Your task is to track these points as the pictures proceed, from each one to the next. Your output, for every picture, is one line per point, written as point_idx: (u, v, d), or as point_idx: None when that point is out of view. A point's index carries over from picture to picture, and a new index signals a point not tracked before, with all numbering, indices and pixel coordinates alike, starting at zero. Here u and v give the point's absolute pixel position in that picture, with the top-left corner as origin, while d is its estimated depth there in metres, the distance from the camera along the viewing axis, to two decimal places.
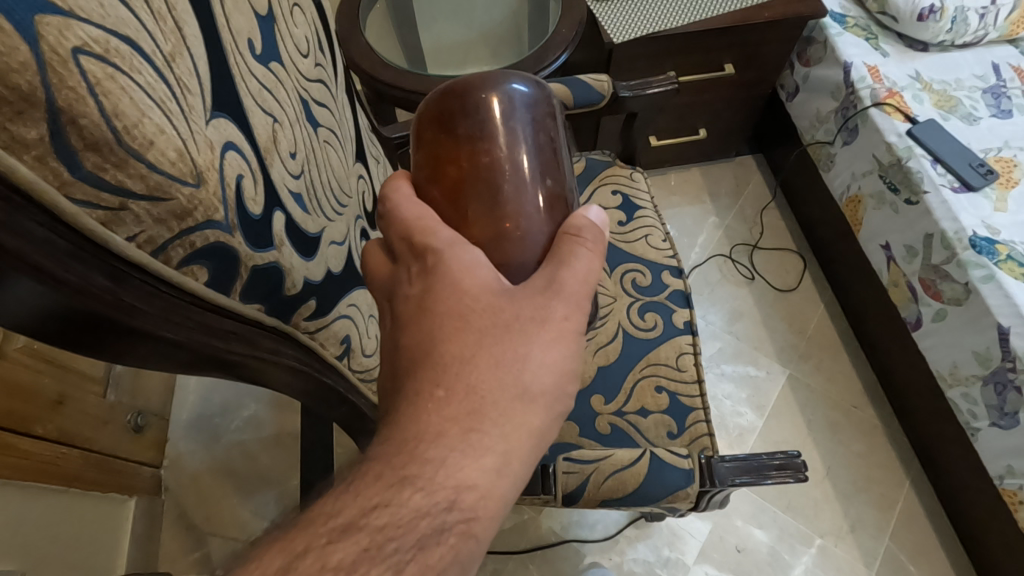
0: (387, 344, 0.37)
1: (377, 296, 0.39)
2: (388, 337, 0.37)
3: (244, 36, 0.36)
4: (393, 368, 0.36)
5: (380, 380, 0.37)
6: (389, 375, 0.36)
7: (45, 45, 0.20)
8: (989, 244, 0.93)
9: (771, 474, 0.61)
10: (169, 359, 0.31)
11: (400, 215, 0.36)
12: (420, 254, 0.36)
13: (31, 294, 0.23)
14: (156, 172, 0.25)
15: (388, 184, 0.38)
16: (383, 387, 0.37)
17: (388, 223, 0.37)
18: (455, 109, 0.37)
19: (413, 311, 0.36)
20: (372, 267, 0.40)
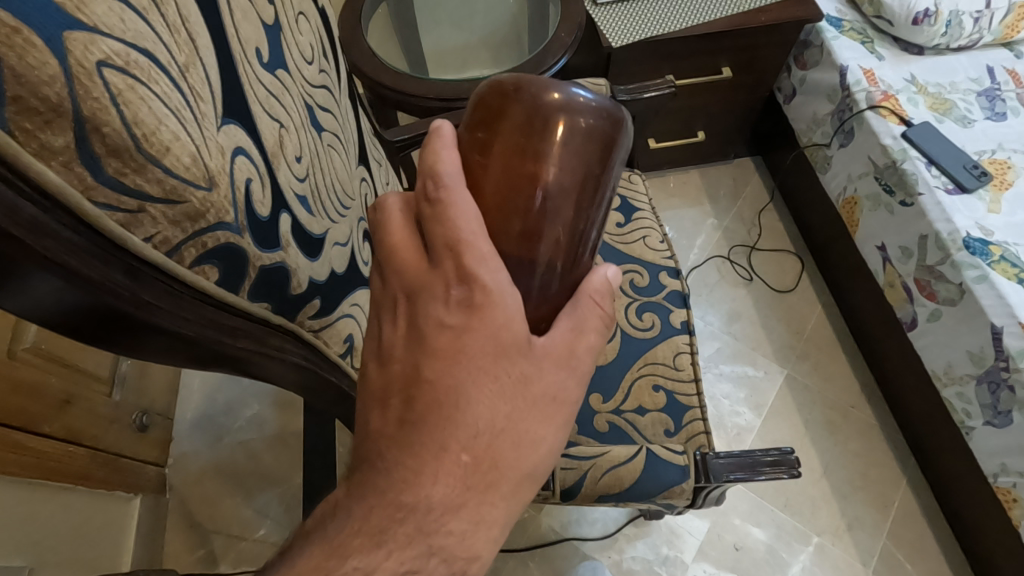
0: (402, 356, 0.33)
1: (389, 285, 0.34)
2: (406, 348, 0.33)
3: (252, 45, 0.38)
4: (409, 395, 0.32)
5: (387, 398, 0.33)
6: (403, 399, 0.33)
7: (72, 59, 0.21)
8: (982, 245, 0.94)
9: (765, 470, 0.63)
10: (180, 353, 0.33)
11: (453, 219, 0.31)
12: (467, 279, 0.31)
13: (55, 290, 0.25)
14: (171, 176, 0.26)
15: (439, 166, 0.32)
16: (391, 404, 0.33)
17: (433, 219, 0.31)
18: (541, 124, 0.32)
19: (447, 344, 0.32)
20: (388, 241, 0.33)
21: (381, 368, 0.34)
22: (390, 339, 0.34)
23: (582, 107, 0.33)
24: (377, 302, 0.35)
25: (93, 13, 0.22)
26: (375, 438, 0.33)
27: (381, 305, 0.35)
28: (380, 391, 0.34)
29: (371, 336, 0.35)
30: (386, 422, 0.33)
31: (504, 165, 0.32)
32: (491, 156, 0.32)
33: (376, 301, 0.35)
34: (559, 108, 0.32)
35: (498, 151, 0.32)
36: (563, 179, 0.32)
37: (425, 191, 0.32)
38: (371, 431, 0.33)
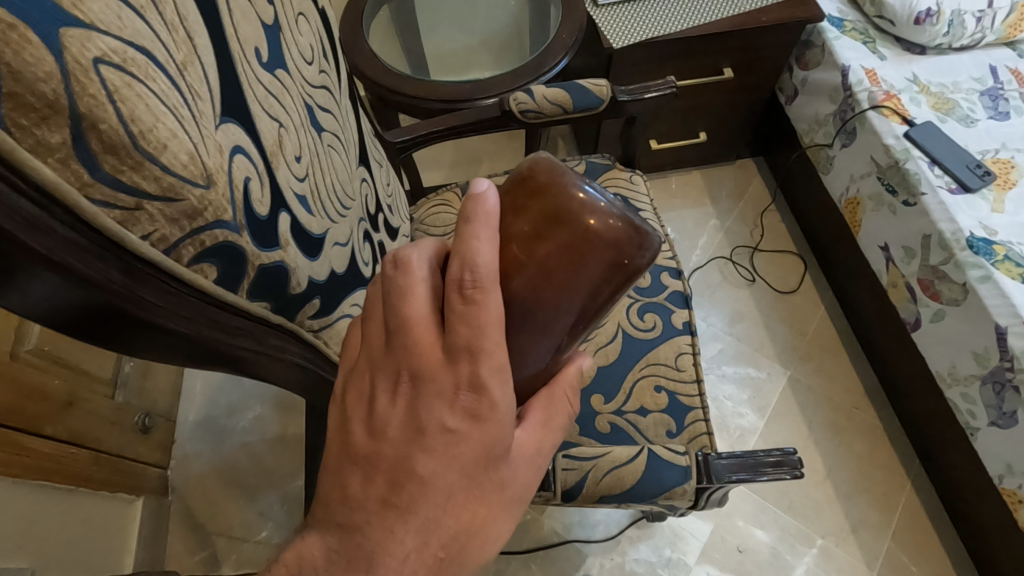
0: (392, 438, 0.32)
1: (391, 354, 0.32)
2: (401, 431, 0.32)
3: (251, 46, 0.38)
4: (398, 481, 0.32)
5: (372, 471, 0.33)
6: (390, 479, 0.32)
7: (68, 56, 0.21)
8: (986, 245, 0.93)
9: (767, 471, 0.62)
10: (178, 353, 0.33)
11: (479, 324, 0.30)
12: (475, 391, 0.31)
13: (52, 287, 0.25)
14: (168, 174, 0.26)
15: (481, 258, 0.30)
16: (375, 481, 0.33)
17: (461, 318, 0.30)
18: (585, 241, 0.30)
19: (442, 447, 0.32)
20: (403, 312, 0.31)
21: (369, 436, 0.33)
22: (382, 408, 0.33)
23: (628, 234, 0.30)
24: (374, 362, 0.34)
25: (89, 11, 0.22)
26: (357, 506, 0.33)
27: (379, 368, 0.33)
28: (366, 462, 0.33)
29: (355, 396, 0.34)
30: (370, 493, 0.32)
31: (534, 267, 0.31)
32: (527, 254, 0.31)
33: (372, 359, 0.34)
34: (604, 225, 0.30)
35: (540, 264, 0.31)
36: (592, 300, 0.31)
37: (461, 283, 0.30)
38: (353, 497, 0.33)
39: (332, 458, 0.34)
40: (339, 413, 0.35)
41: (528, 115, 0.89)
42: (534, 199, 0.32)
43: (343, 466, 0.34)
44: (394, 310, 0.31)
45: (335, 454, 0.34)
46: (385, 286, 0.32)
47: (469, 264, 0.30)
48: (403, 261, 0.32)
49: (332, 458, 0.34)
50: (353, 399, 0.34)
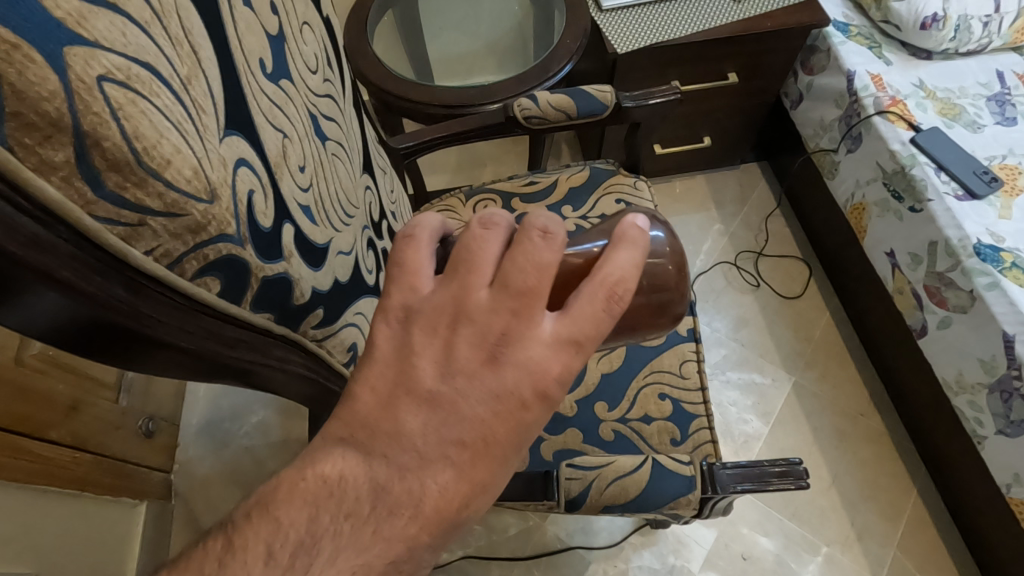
0: (470, 391, 0.28)
1: (498, 311, 0.28)
2: (478, 392, 0.28)
3: (256, 56, 0.38)
4: (461, 439, 0.28)
5: (436, 413, 0.29)
6: (453, 434, 0.28)
7: (72, 74, 0.21)
8: (993, 252, 0.92)
9: (772, 481, 0.62)
10: (181, 366, 0.33)
11: (601, 329, 0.29)
12: (566, 382, 0.29)
13: (55, 304, 0.24)
14: (172, 190, 0.26)
15: (629, 281, 0.30)
16: (436, 428, 0.29)
17: (592, 318, 0.28)
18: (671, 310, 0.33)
19: (515, 423, 0.29)
20: (533, 284, 0.28)
21: (440, 378, 0.29)
22: (463, 356, 0.28)
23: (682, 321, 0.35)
24: (467, 311, 0.28)
25: (94, 28, 0.22)
26: (410, 444, 0.29)
27: (472, 318, 0.28)
28: (428, 409, 0.29)
29: (425, 331, 0.29)
30: (428, 436, 0.29)
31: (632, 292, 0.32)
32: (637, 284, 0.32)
33: (462, 307, 0.29)
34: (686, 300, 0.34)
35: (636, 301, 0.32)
36: (641, 330, 0.33)
37: (609, 290, 0.29)
38: (407, 433, 0.29)
39: (384, 388, 0.30)
40: (395, 338, 0.30)
41: (532, 121, 0.89)
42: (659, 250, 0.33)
43: (398, 398, 0.29)
44: (529, 277, 0.28)
45: (388, 381, 0.30)
46: (524, 246, 0.28)
47: (624, 279, 0.29)
48: (555, 237, 0.28)
49: (383, 387, 0.30)
50: (418, 332, 0.29)
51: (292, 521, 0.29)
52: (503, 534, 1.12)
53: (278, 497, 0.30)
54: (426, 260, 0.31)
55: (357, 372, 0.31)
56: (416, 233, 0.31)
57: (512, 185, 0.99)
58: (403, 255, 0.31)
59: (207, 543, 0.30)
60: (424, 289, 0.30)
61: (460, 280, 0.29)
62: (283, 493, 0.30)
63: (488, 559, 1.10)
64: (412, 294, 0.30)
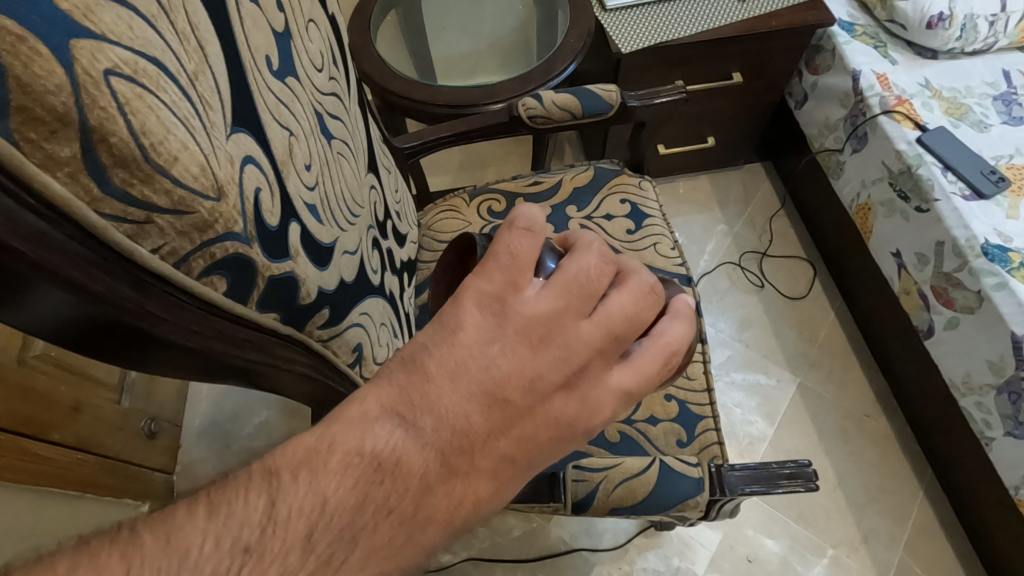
0: (540, 411, 0.31)
1: (590, 344, 0.32)
2: (544, 414, 0.31)
3: (262, 54, 0.37)
4: (514, 454, 0.31)
5: (507, 421, 0.31)
6: (511, 446, 0.31)
7: (78, 68, 0.21)
8: (1001, 252, 0.91)
9: (781, 483, 0.61)
10: (188, 366, 0.32)
11: (649, 382, 0.35)
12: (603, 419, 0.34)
13: (60, 302, 0.24)
14: (179, 187, 0.25)
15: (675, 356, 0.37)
16: (500, 438, 0.30)
17: (648, 372, 0.35)
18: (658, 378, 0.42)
19: (556, 451, 0.33)
20: (625, 333, 0.33)
21: (523, 388, 0.31)
22: (544, 375, 0.31)
23: None
24: (564, 333, 0.32)
25: (100, 21, 0.22)
26: (470, 443, 0.30)
27: (565, 341, 0.32)
28: (498, 418, 0.31)
29: (518, 338, 0.31)
30: (488, 441, 0.30)
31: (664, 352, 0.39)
32: None
33: (561, 329, 0.32)
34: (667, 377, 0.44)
35: None
36: None
37: (667, 351, 0.36)
38: (474, 433, 0.30)
39: (461, 380, 0.30)
40: (484, 329, 0.31)
41: (537, 120, 0.89)
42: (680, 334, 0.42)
43: (472, 394, 0.30)
44: (627, 325, 0.33)
45: (467, 374, 0.30)
46: (634, 301, 0.33)
47: (678, 346, 0.37)
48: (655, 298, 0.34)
49: (459, 379, 0.30)
50: (511, 336, 0.31)
51: (338, 501, 0.27)
52: (507, 536, 1.11)
53: (324, 465, 0.28)
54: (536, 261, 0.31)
55: (435, 352, 0.30)
56: (535, 230, 0.32)
57: (516, 185, 0.98)
58: (521, 248, 0.31)
59: (241, 494, 0.27)
60: (530, 293, 0.31)
61: (573, 303, 0.32)
62: (330, 464, 0.28)
63: (492, 561, 1.09)
64: (515, 292, 0.31)
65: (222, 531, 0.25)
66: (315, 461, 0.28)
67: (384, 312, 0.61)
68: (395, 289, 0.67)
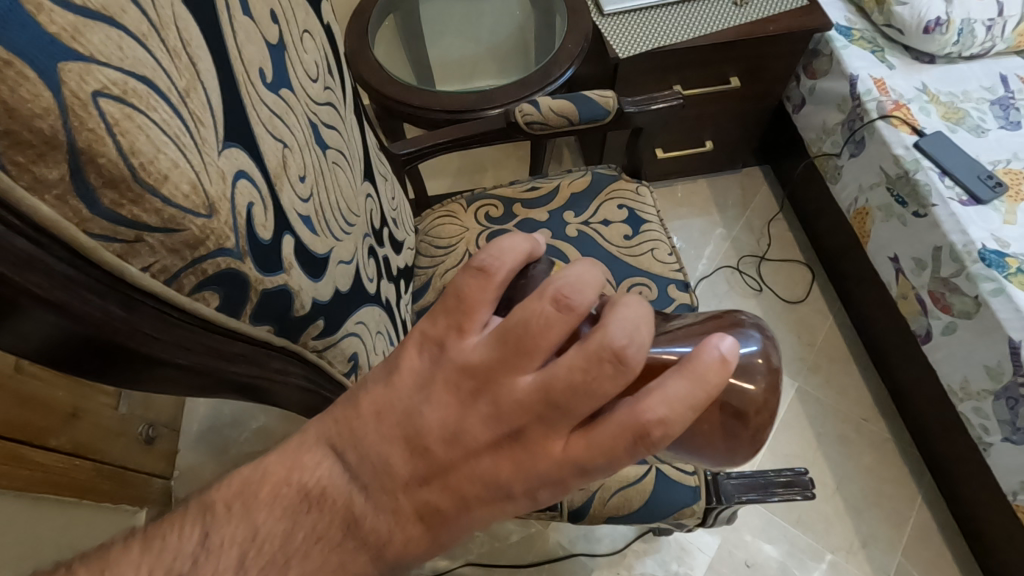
0: (465, 467, 0.27)
1: (525, 406, 0.25)
2: (473, 471, 0.27)
3: (256, 67, 0.37)
4: (439, 505, 0.27)
5: (427, 473, 0.27)
6: (436, 497, 0.27)
7: (67, 90, 0.21)
8: (999, 257, 0.92)
9: (777, 491, 0.61)
10: (179, 382, 0.32)
11: (615, 462, 0.25)
12: (558, 488, 0.27)
13: (47, 325, 0.24)
14: (170, 206, 0.25)
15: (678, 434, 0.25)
16: (422, 488, 0.27)
17: (610, 452, 0.25)
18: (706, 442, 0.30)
19: (496, 511, 0.28)
20: (573, 400, 0.25)
21: (445, 442, 0.27)
22: (472, 432, 0.26)
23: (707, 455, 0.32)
24: (497, 388, 0.26)
25: (90, 43, 0.22)
26: (391, 486, 0.28)
27: (498, 398, 0.26)
28: (424, 465, 0.27)
29: (446, 388, 0.27)
30: (409, 486, 0.28)
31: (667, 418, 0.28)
32: None
33: (494, 383, 0.26)
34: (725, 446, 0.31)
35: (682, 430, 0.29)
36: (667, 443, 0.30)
37: (641, 430, 0.24)
38: (396, 477, 0.28)
39: (389, 420, 0.28)
40: (420, 372, 0.27)
41: (534, 126, 0.89)
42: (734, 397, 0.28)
43: (396, 437, 0.27)
44: (571, 394, 0.24)
45: (395, 416, 0.28)
46: (584, 361, 0.24)
47: (667, 424, 0.24)
48: (624, 359, 0.24)
49: (385, 419, 0.28)
50: (440, 384, 0.27)
51: (267, 531, 0.28)
52: (505, 542, 1.11)
53: (256, 496, 0.28)
54: (487, 303, 0.27)
55: (370, 390, 0.29)
56: (490, 268, 0.26)
57: (513, 190, 0.98)
58: (466, 289, 0.26)
59: (176, 528, 0.28)
60: (470, 339, 0.26)
61: (506, 356, 0.25)
62: (261, 494, 0.28)
63: (490, 567, 1.09)
64: (455, 336, 0.27)
65: (155, 563, 0.27)
66: (251, 489, 0.29)
67: (381, 320, 0.61)
68: (391, 296, 0.67)
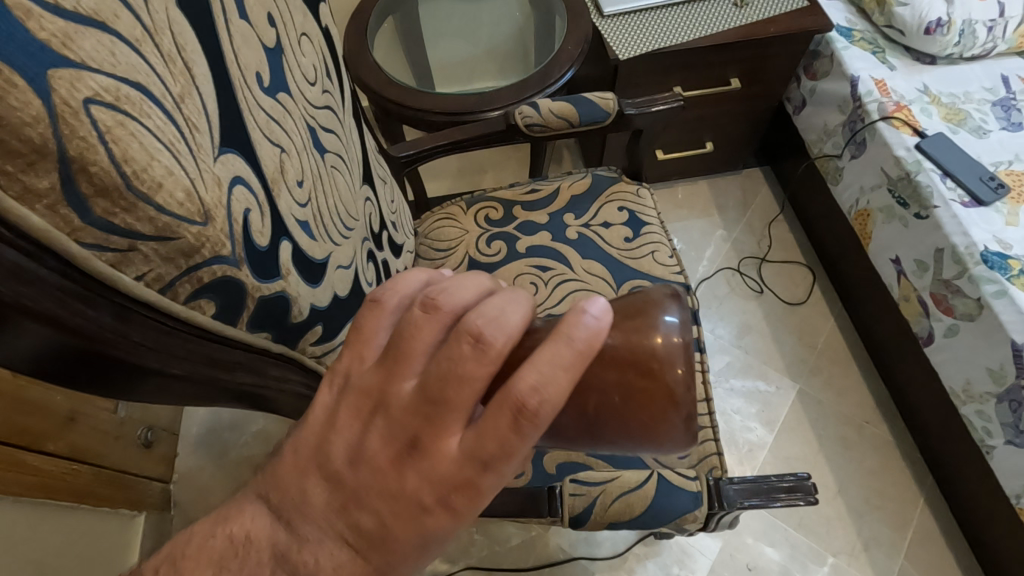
0: (371, 485, 0.25)
1: (411, 409, 0.25)
2: (382, 486, 0.25)
3: (253, 71, 0.37)
4: (361, 526, 0.25)
5: (340, 500, 0.26)
6: (358, 520, 0.26)
7: (57, 98, 0.20)
8: (1001, 259, 0.91)
9: (779, 496, 0.61)
10: (175, 392, 0.32)
11: (511, 448, 0.23)
12: (474, 497, 0.24)
13: (40, 337, 0.23)
14: (164, 214, 0.25)
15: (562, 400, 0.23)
16: (336, 516, 0.26)
17: (499, 435, 0.23)
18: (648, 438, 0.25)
19: (418, 531, 0.25)
20: (451, 392, 0.24)
21: (349, 462, 0.26)
22: (373, 448, 0.25)
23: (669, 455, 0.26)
24: (388, 399, 0.25)
25: (80, 49, 0.21)
26: (312, 519, 0.26)
27: (390, 410, 0.25)
28: (338, 488, 0.26)
29: (348, 412, 0.27)
30: (330, 515, 0.26)
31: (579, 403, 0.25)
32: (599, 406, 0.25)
33: (386, 395, 0.26)
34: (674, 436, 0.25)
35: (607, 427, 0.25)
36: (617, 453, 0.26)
37: (520, 405, 0.23)
38: (312, 509, 0.26)
39: (304, 452, 0.27)
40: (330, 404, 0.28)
41: (534, 128, 0.88)
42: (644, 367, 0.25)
43: (311, 470, 0.27)
44: (443, 384, 0.24)
45: (308, 448, 0.27)
46: (447, 351, 0.24)
47: (539, 387, 0.22)
48: (484, 339, 0.23)
49: (300, 453, 0.27)
50: (345, 408, 0.27)
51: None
52: (505, 545, 1.11)
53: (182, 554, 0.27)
54: (382, 333, 0.28)
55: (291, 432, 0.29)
56: (382, 298, 0.28)
57: (513, 193, 0.98)
58: (362, 321, 0.28)
59: None
60: (367, 364, 0.27)
61: (390, 365, 0.26)
62: (188, 550, 0.27)
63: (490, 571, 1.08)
64: (355, 363, 0.27)
65: None
66: (177, 549, 0.27)
67: None
68: None
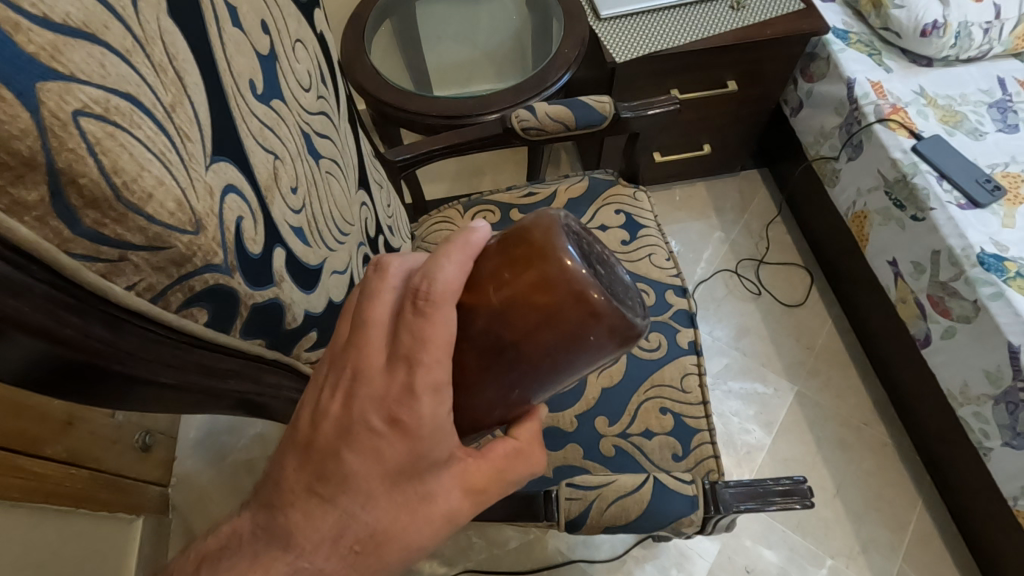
0: (323, 431, 0.30)
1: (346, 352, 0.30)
2: (333, 425, 0.30)
3: (246, 78, 0.37)
4: (325, 473, 0.30)
5: (302, 460, 0.31)
6: (319, 471, 0.30)
7: (46, 111, 0.20)
8: (997, 261, 0.92)
9: (775, 500, 0.61)
10: (167, 401, 0.32)
11: (426, 342, 0.28)
12: (409, 402, 0.28)
13: (30, 349, 0.24)
14: (154, 224, 0.25)
15: (452, 283, 0.27)
16: (301, 473, 0.30)
17: (411, 330, 0.28)
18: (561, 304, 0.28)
19: (371, 449, 0.29)
20: (370, 316, 0.29)
21: (307, 421, 0.31)
22: (322, 400, 0.30)
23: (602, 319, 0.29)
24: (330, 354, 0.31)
25: (69, 61, 0.22)
26: (285, 485, 0.31)
27: (332, 362, 0.31)
28: (301, 449, 0.31)
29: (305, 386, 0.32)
30: (299, 476, 0.31)
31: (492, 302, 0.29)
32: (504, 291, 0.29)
33: (330, 351, 0.31)
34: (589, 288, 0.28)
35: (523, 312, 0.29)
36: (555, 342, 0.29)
37: (416, 293, 0.27)
38: (284, 478, 0.31)
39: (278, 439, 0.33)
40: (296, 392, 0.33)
41: (530, 132, 0.89)
42: (529, 241, 0.29)
43: (281, 449, 0.32)
44: (362, 313, 0.29)
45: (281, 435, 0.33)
46: (363, 288, 0.30)
47: (431, 277, 0.27)
48: (386, 267, 0.30)
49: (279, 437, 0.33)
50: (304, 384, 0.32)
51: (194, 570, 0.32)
52: (503, 548, 1.11)
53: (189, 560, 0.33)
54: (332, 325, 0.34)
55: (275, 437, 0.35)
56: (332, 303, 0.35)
57: (510, 196, 0.98)
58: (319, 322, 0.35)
59: None
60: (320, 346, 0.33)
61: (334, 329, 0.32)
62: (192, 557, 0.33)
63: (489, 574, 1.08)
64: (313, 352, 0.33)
65: None
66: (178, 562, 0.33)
67: None
68: None
